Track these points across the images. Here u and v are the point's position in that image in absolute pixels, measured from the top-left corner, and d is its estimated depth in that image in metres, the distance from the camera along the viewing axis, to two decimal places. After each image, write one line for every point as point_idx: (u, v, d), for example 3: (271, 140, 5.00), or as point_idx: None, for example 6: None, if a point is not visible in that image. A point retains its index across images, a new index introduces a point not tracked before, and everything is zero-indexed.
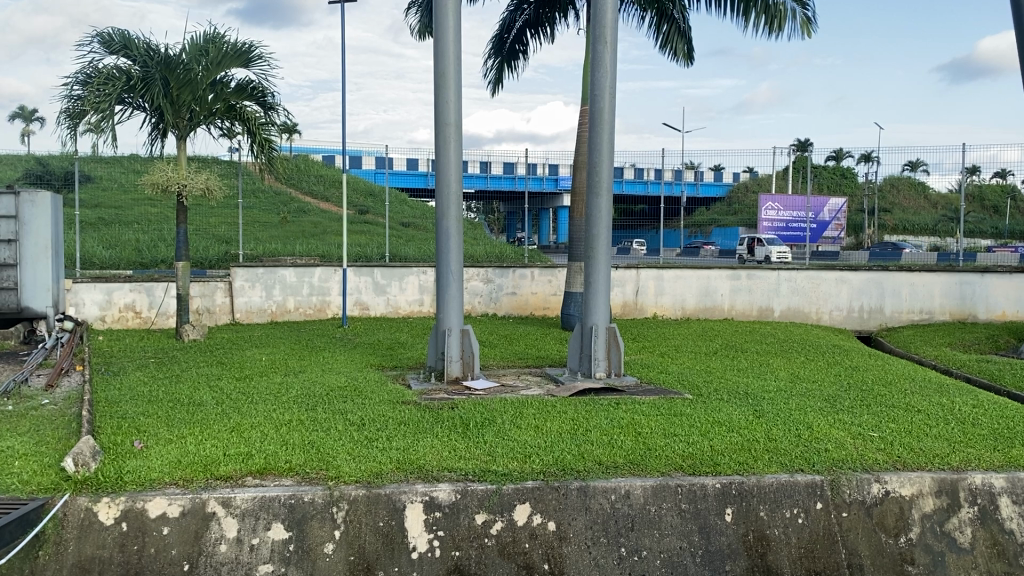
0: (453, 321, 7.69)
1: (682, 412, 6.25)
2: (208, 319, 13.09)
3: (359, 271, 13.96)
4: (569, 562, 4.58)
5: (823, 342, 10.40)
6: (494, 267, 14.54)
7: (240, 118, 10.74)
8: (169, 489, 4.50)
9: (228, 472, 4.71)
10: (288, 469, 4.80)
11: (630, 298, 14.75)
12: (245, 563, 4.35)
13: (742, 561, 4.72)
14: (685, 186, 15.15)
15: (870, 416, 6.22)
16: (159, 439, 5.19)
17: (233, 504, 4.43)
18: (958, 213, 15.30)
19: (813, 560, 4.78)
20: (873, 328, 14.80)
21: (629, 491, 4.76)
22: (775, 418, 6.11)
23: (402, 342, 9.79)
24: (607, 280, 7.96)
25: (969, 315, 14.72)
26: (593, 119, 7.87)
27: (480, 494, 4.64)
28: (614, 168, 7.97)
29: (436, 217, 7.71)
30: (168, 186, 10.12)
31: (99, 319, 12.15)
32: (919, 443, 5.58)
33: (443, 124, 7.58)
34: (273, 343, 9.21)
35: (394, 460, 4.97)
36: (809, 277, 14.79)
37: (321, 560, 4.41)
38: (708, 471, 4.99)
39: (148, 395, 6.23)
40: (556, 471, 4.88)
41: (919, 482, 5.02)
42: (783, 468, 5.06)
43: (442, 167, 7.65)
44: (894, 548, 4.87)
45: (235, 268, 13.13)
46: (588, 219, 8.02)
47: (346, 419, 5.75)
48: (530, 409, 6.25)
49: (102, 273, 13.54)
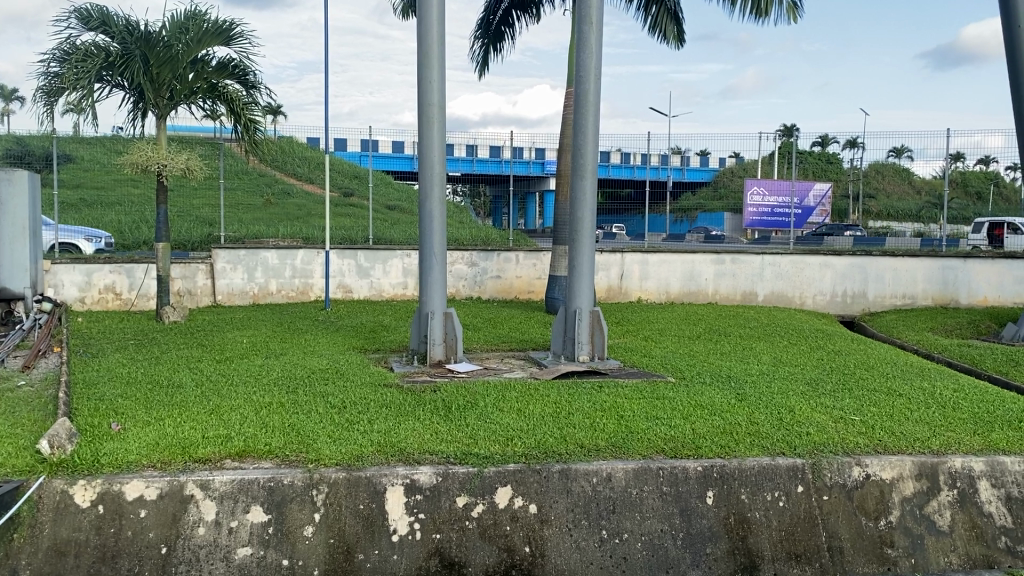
0: (436, 305, 7.64)
1: (665, 395, 6.25)
2: (190, 301, 13.01)
3: (342, 253, 13.85)
4: (550, 544, 4.58)
5: (805, 326, 10.43)
6: (478, 250, 14.47)
7: (223, 97, 10.61)
8: (146, 471, 4.46)
9: (206, 455, 4.66)
10: (267, 451, 4.75)
11: (614, 282, 14.74)
12: (223, 546, 4.31)
13: (723, 544, 4.74)
14: (672, 170, 15.06)
15: (851, 400, 6.23)
16: (137, 421, 5.13)
17: (211, 487, 4.39)
18: (942, 198, 15.30)
19: (794, 543, 4.80)
20: (855, 312, 14.87)
21: (611, 474, 4.76)
22: (758, 402, 6.12)
23: (385, 324, 9.75)
24: (591, 264, 7.92)
25: (950, 299, 14.80)
26: (578, 101, 7.82)
27: (462, 477, 4.61)
28: (598, 151, 7.90)
29: (420, 199, 7.64)
30: (148, 166, 9.99)
31: (79, 300, 12.04)
32: (900, 427, 5.60)
33: (426, 104, 7.50)
34: (255, 325, 9.14)
35: (374, 443, 4.93)
36: (793, 261, 14.84)
37: (300, 543, 4.38)
38: (690, 454, 4.99)
39: (127, 377, 6.16)
40: (538, 454, 4.86)
41: (899, 465, 5.04)
42: (764, 452, 5.06)
43: (426, 150, 7.56)
44: (874, 531, 4.90)
45: (217, 249, 13.03)
46: (573, 202, 7.97)
47: (327, 402, 5.71)
48: (512, 392, 6.23)
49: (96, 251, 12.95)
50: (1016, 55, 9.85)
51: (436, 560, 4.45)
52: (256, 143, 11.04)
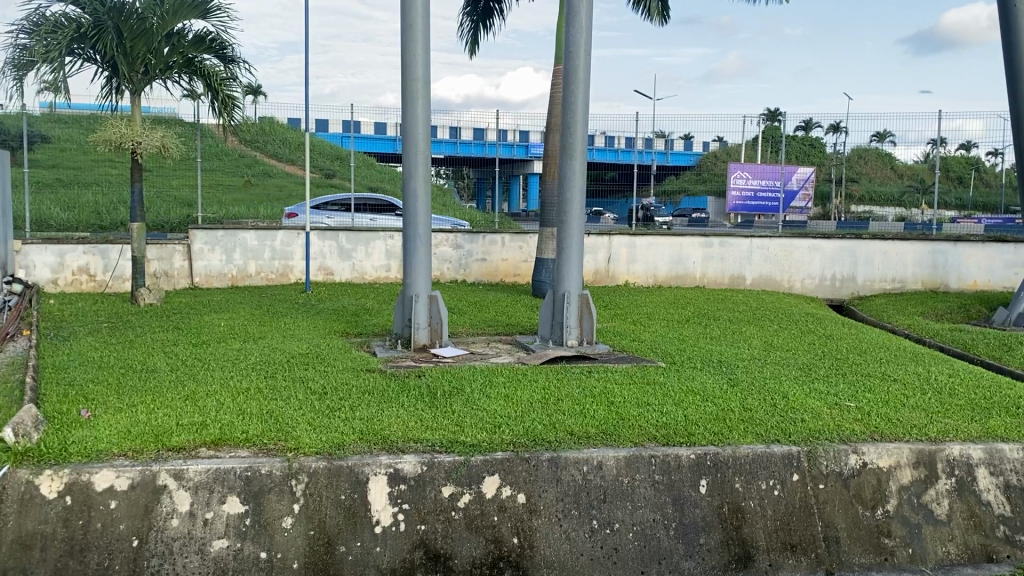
0: (420, 288, 7.43)
1: (655, 380, 6.10)
2: (166, 283, 12.75)
3: (323, 235, 13.57)
4: (539, 535, 4.42)
5: (794, 310, 10.33)
6: (463, 233, 14.25)
7: (200, 72, 10.30)
8: (117, 460, 4.25)
9: (180, 443, 4.46)
10: (245, 439, 4.55)
11: (601, 266, 14.59)
12: (198, 538, 4.13)
13: (717, 534, 4.60)
14: (656, 154, 15.00)
15: (846, 386, 6.11)
16: (108, 408, 4.90)
17: (186, 477, 4.21)
18: (924, 184, 15.32)
19: (789, 533, 4.67)
20: (845, 296, 14.80)
21: (602, 462, 4.60)
22: (751, 387, 5.97)
23: (368, 307, 9.53)
24: (579, 247, 7.73)
25: (940, 284, 14.78)
26: (567, 77, 7.59)
27: (448, 466, 4.44)
28: (588, 129, 7.69)
29: (404, 177, 7.39)
30: (121, 143, 9.68)
31: (51, 282, 11.73)
32: (897, 414, 5.47)
33: (410, 79, 7.24)
34: (233, 308, 8.91)
35: (357, 431, 4.73)
36: (781, 245, 14.74)
37: (279, 535, 4.20)
38: (683, 442, 4.83)
39: (99, 361, 5.92)
40: (527, 442, 4.68)
41: (897, 453, 4.92)
42: (759, 439, 4.92)
43: (410, 127, 7.32)
44: (871, 520, 4.78)
45: (194, 230, 12.75)
46: (562, 182, 7.76)
47: (307, 387, 5.51)
48: (499, 378, 6.06)
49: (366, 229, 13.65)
50: (1013, 35, 9.76)
51: (421, 552, 4.28)
52: (236, 120, 10.75)
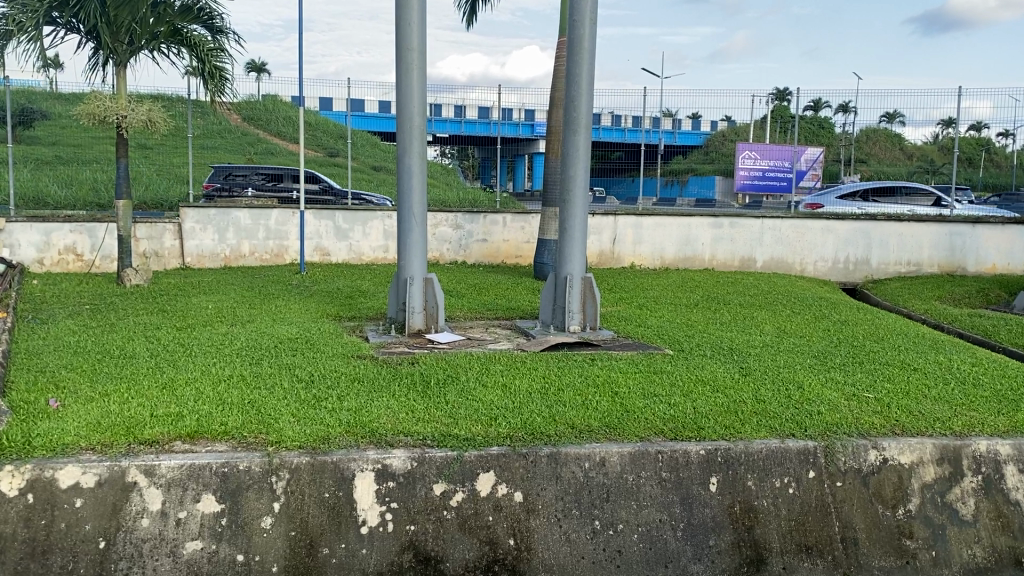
0: (415, 270, 7.12)
1: (662, 369, 5.79)
2: (157, 263, 12.44)
3: (319, 214, 13.24)
4: (537, 537, 4.13)
5: (808, 294, 9.98)
6: (463, 212, 13.90)
7: (187, 43, 9.93)
8: (83, 455, 3.95)
9: (153, 436, 4.16)
10: (222, 432, 4.25)
11: (606, 247, 14.28)
12: (170, 540, 3.85)
13: (728, 535, 4.31)
14: (663, 133, 14.50)
15: (863, 375, 5.78)
16: (79, 397, 4.61)
17: (157, 473, 3.91)
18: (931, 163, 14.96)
19: (805, 534, 4.38)
20: (858, 280, 14.43)
21: (605, 458, 4.30)
22: (763, 376, 5.66)
23: (363, 290, 9.21)
24: (582, 228, 7.39)
25: (958, 267, 14.41)
26: (571, 47, 7.21)
27: (440, 461, 4.13)
28: (593, 103, 7.32)
29: (398, 153, 7.04)
30: (106, 117, 9.35)
31: (37, 261, 11.44)
32: (917, 405, 5.15)
33: (405, 48, 6.87)
34: (223, 290, 8.57)
35: (343, 423, 4.43)
36: (793, 226, 14.37)
37: (258, 536, 3.93)
38: (691, 436, 4.52)
39: (75, 346, 5.63)
40: (524, 436, 4.38)
41: (920, 449, 4.60)
42: (772, 434, 4.60)
43: (405, 99, 6.95)
44: (892, 521, 4.48)
45: (185, 208, 12.43)
46: (564, 159, 7.40)
47: (294, 375, 5.21)
48: (498, 366, 5.75)
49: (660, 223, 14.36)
50: None
51: (410, 555, 4.00)
52: (225, 92, 10.38)
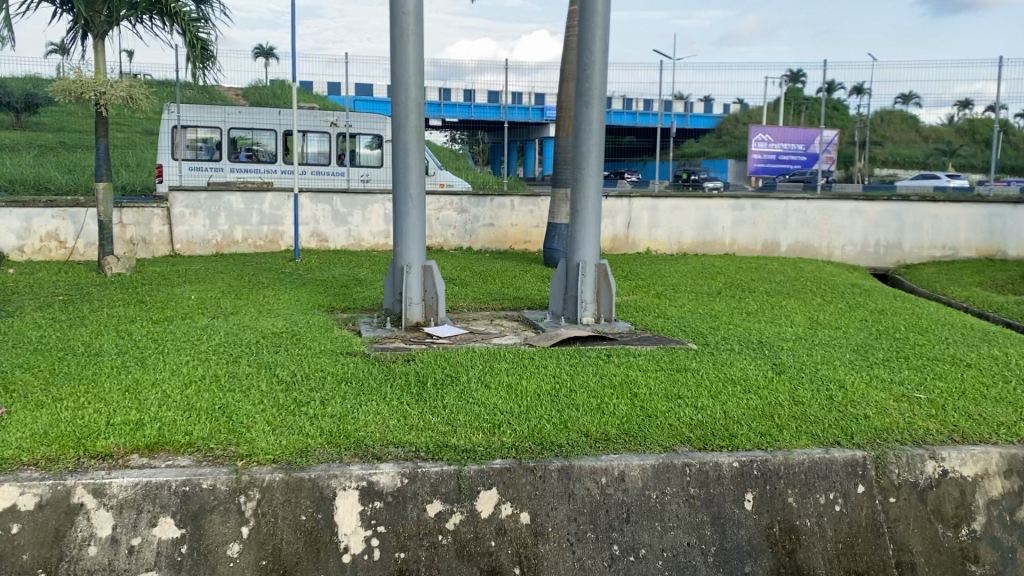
0: (413, 257, 6.57)
1: (686, 367, 5.22)
2: (144, 250, 11.91)
3: (316, 198, 12.70)
4: (546, 564, 3.59)
5: (837, 281, 9.34)
6: (469, 195, 13.30)
7: (168, 13, 9.35)
8: (23, 472, 3.41)
9: (106, 448, 3.62)
10: (187, 443, 3.71)
11: (621, 232, 13.58)
12: (122, 570, 3.33)
13: (766, 561, 3.74)
14: (677, 117, 13.91)
15: (912, 372, 5.19)
16: (27, 402, 4.07)
17: (107, 494, 3.36)
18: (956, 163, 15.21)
19: (854, 559, 3.81)
20: (890, 265, 13.76)
21: (624, 473, 3.73)
22: (801, 375, 5.07)
23: (359, 278, 8.65)
24: (595, 212, 6.78)
25: (996, 251, 13.73)
26: (584, 12, 6.60)
27: (434, 478, 3.58)
28: (607, 73, 6.70)
29: (393, 130, 6.43)
30: (82, 94, 8.80)
31: (17, 249, 10.96)
32: (977, 407, 4.55)
33: (399, 11, 6.24)
34: (210, 279, 8.03)
35: (325, 433, 3.88)
36: (820, 208, 13.68)
37: (222, 565, 3.40)
38: (723, 445, 3.94)
39: (35, 342, 5.09)
40: (533, 446, 3.81)
41: (985, 459, 4.01)
42: (815, 442, 4.01)
43: (400, 70, 6.33)
44: (953, 542, 3.92)
45: (174, 192, 11.90)
46: (576, 135, 6.80)
47: (273, 375, 4.67)
48: (503, 363, 5.19)
49: (676, 206, 13.65)
50: None
51: None
52: (207, 66, 9.81)
